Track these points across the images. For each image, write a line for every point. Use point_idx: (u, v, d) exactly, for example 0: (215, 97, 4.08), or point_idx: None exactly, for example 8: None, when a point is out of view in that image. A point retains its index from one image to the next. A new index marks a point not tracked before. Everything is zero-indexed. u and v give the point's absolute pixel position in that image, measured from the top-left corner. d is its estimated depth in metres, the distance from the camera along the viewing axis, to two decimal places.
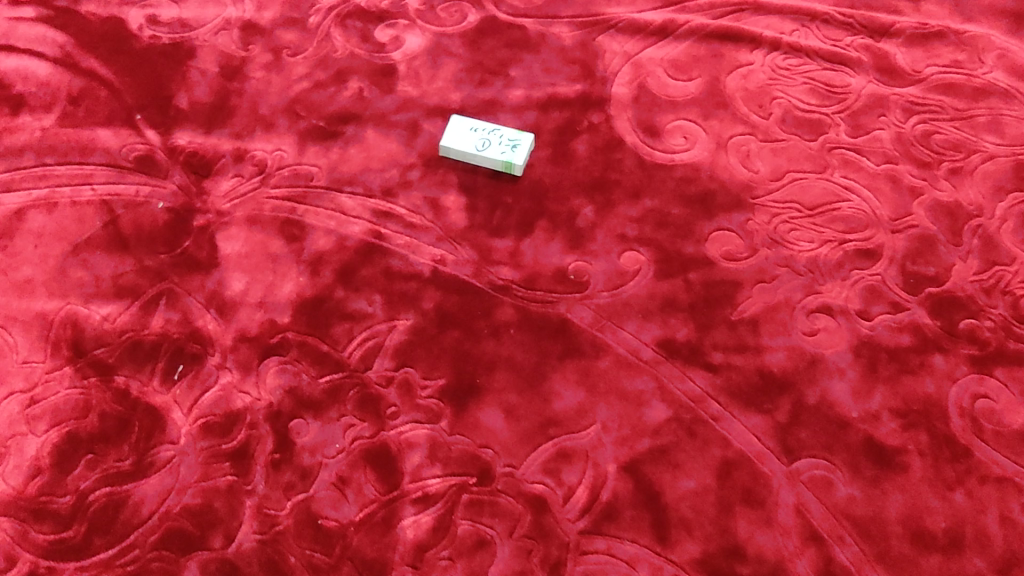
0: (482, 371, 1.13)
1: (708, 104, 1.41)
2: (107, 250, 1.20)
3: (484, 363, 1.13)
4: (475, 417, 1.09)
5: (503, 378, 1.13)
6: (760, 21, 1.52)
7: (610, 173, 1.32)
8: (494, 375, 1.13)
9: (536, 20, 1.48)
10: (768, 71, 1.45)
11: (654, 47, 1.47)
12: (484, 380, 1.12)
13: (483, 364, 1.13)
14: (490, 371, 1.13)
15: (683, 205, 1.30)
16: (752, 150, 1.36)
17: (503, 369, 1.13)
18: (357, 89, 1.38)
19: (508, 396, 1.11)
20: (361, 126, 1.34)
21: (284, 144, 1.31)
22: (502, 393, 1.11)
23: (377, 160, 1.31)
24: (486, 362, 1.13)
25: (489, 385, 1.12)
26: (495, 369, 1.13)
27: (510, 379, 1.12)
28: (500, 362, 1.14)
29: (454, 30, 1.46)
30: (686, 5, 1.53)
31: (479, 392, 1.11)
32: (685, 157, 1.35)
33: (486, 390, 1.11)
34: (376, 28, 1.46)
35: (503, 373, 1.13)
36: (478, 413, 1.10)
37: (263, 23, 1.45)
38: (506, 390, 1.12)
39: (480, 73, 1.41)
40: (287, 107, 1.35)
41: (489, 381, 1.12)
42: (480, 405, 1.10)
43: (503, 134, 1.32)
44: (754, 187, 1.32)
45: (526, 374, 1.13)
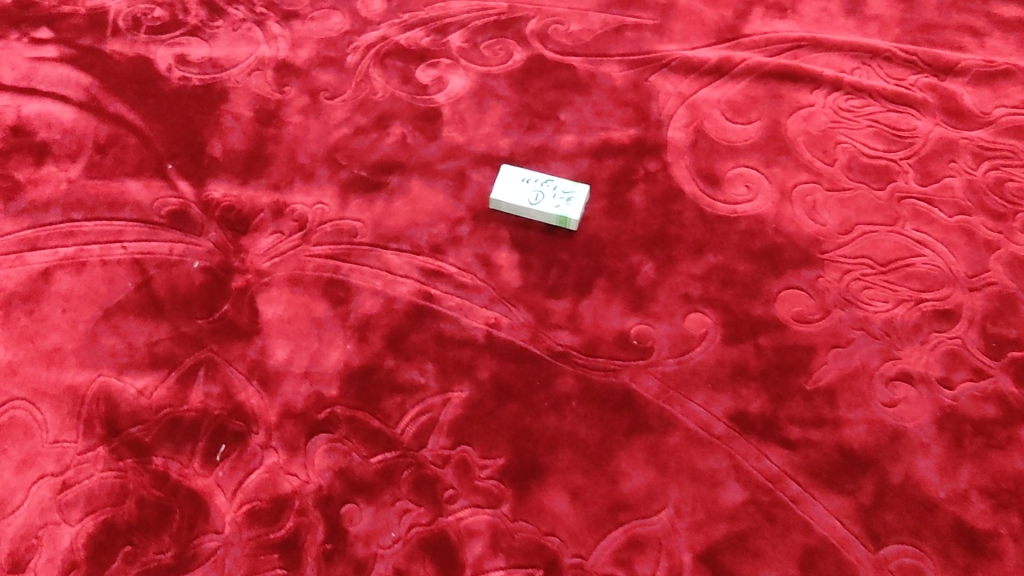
0: (544, 449, 1.05)
1: (769, 149, 1.33)
2: (141, 315, 1.13)
3: (545, 439, 1.06)
4: (539, 500, 1.02)
5: (567, 456, 1.05)
6: (820, 58, 1.44)
7: (670, 227, 1.25)
8: (557, 453, 1.05)
9: (584, 58, 1.41)
10: (830, 113, 1.38)
11: (709, 87, 1.40)
12: (546, 458, 1.05)
13: (545, 440, 1.06)
14: (552, 448, 1.06)
15: (749, 262, 1.22)
16: (818, 201, 1.29)
17: (566, 446, 1.06)
18: (400, 136, 1.30)
19: (573, 476, 1.04)
20: (406, 177, 1.26)
21: (325, 196, 1.24)
22: (566, 474, 1.04)
23: (424, 214, 1.23)
24: (548, 438, 1.06)
25: (552, 464, 1.04)
26: (558, 446, 1.06)
27: (573, 457, 1.05)
28: (563, 438, 1.06)
29: (500, 70, 1.38)
30: (741, 42, 1.45)
31: (542, 472, 1.04)
32: (748, 208, 1.27)
33: (549, 470, 1.04)
34: (417, 68, 1.38)
35: (567, 451, 1.05)
36: (542, 495, 1.03)
37: (299, 63, 1.37)
38: (571, 470, 1.04)
39: (529, 117, 1.33)
40: (327, 156, 1.28)
41: (552, 460, 1.05)
42: (544, 487, 1.03)
43: (557, 186, 1.25)
44: (823, 242, 1.25)
45: (591, 452, 1.06)
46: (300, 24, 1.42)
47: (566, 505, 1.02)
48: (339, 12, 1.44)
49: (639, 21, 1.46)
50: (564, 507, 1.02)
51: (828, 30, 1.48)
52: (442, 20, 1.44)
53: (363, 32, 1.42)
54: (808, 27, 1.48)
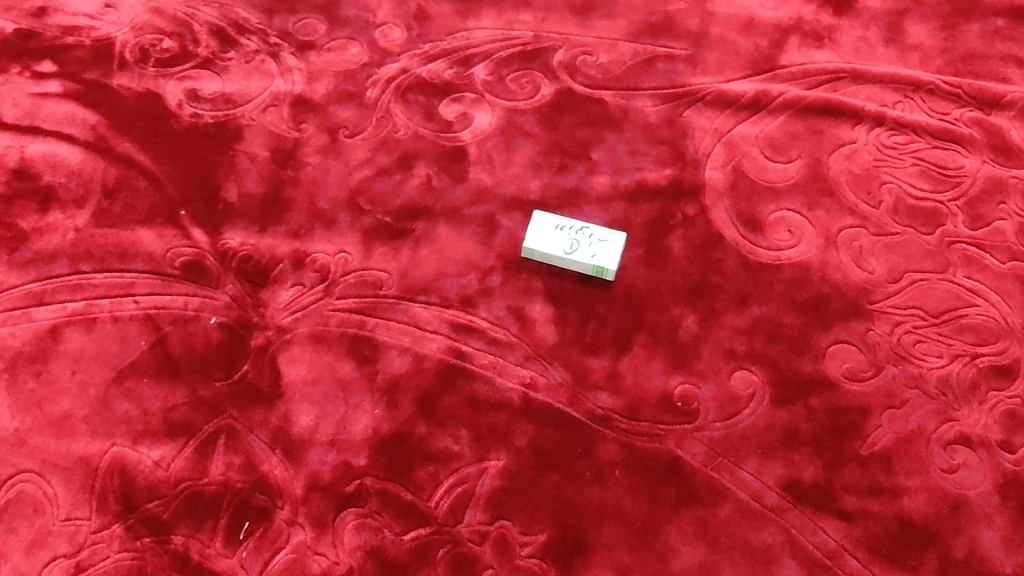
0: (588, 525, 1.00)
1: (812, 191, 1.27)
2: (156, 377, 1.06)
3: (589, 513, 1.00)
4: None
5: (612, 532, 0.99)
6: (860, 91, 1.38)
7: (711, 276, 1.18)
8: (601, 529, 1.00)
9: (615, 92, 1.34)
10: (873, 150, 1.32)
11: (746, 122, 1.33)
12: (591, 534, 0.99)
13: (588, 515, 1.00)
14: (596, 524, 1.00)
15: (795, 313, 1.16)
16: (865, 247, 1.23)
17: (612, 522, 1.00)
18: (425, 177, 1.24)
19: (619, 555, 0.98)
20: (432, 223, 1.20)
21: (348, 244, 1.17)
22: (612, 552, 0.98)
23: (452, 263, 1.17)
24: (593, 512, 1.00)
25: (597, 541, 0.99)
26: (603, 521, 1.00)
27: (619, 533, 0.99)
28: (607, 513, 1.00)
29: (528, 106, 1.32)
30: (777, 73, 1.39)
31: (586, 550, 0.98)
32: (792, 254, 1.21)
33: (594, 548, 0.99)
34: (441, 103, 1.31)
35: (612, 527, 1.00)
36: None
37: (316, 98, 1.30)
38: (616, 548, 0.99)
39: (559, 157, 1.27)
40: (348, 200, 1.21)
41: (597, 537, 0.99)
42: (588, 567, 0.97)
43: (593, 234, 1.18)
44: (871, 292, 1.19)
45: (638, 528, 1.00)
46: (316, 56, 1.35)
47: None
48: (356, 42, 1.37)
49: (670, 52, 1.40)
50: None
51: (868, 60, 1.42)
52: (465, 51, 1.37)
53: (383, 64, 1.35)
54: (847, 57, 1.42)
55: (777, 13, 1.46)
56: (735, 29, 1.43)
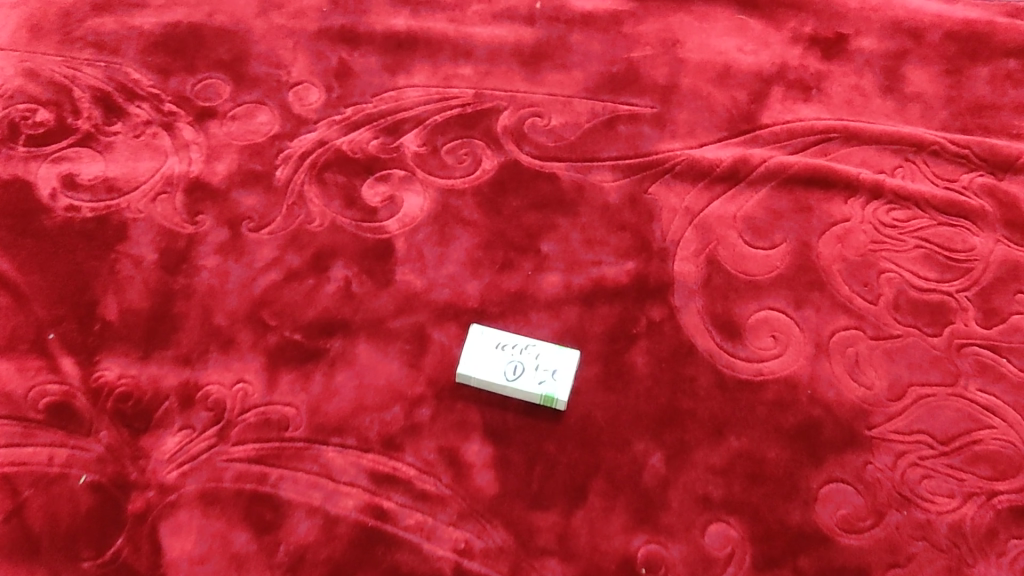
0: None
1: (798, 284, 1.09)
2: (10, 557, 0.88)
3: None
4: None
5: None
6: (854, 154, 1.19)
7: (680, 399, 1.00)
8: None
9: (569, 165, 1.15)
10: (869, 229, 1.14)
11: (722, 199, 1.14)
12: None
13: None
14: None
15: (780, 445, 0.98)
16: (860, 356, 1.05)
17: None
18: (342, 281, 1.04)
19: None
20: (350, 340, 1.01)
21: (248, 371, 0.98)
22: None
23: (374, 392, 0.98)
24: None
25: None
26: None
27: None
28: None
29: (467, 185, 1.13)
30: (758, 135, 1.20)
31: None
32: (776, 367, 1.03)
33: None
34: (363, 184, 1.12)
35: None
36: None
37: (216, 181, 1.11)
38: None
39: (503, 251, 1.08)
40: (250, 313, 1.02)
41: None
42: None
43: (539, 353, 1.00)
44: (868, 414, 1.01)
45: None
46: (218, 126, 1.15)
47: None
48: (265, 106, 1.17)
49: (633, 110, 1.20)
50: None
51: (862, 115, 1.23)
52: (394, 116, 1.17)
53: (296, 134, 1.15)
54: (838, 111, 1.23)
55: (757, 59, 1.27)
56: (708, 79, 1.24)
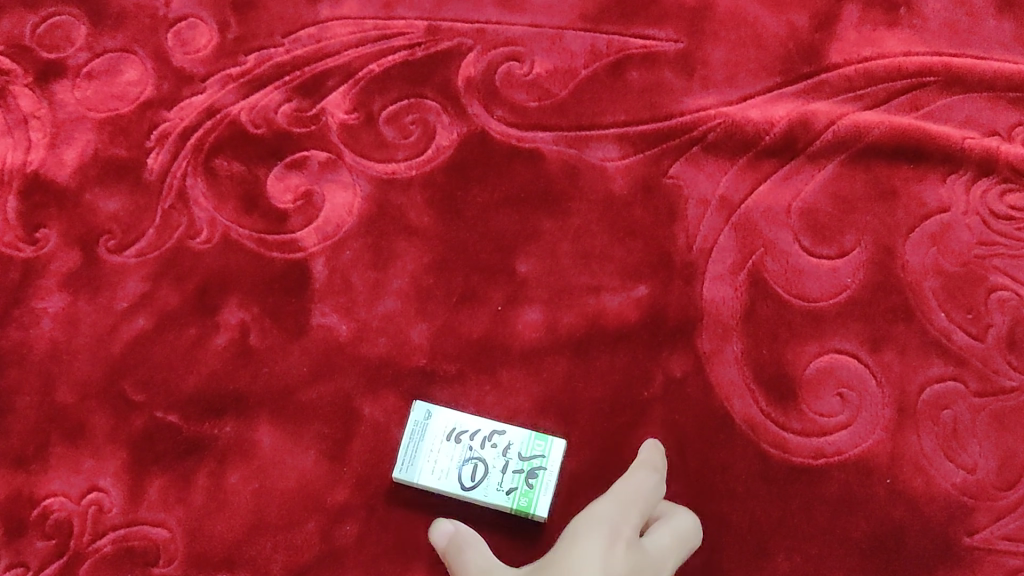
0: (578, 533, 0.56)
1: (876, 314, 0.78)
2: None
3: (581, 519, 0.58)
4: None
5: (626, 553, 0.56)
6: (956, 107, 0.85)
7: (708, 501, 0.72)
8: (616, 543, 0.56)
9: (557, 137, 0.83)
10: (977, 224, 0.81)
11: (771, 182, 0.82)
12: (571, 543, 0.55)
13: (583, 525, 0.57)
14: (570, 538, 0.56)
15: (846, 567, 0.71)
16: (959, 422, 0.75)
17: (625, 542, 0.56)
18: (237, 329, 0.75)
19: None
20: (246, 422, 0.72)
21: (103, 475, 0.71)
22: (610, 565, 0.54)
23: (278, 502, 0.71)
24: (593, 520, 0.57)
25: (587, 547, 0.55)
26: (617, 528, 0.57)
27: (634, 559, 0.56)
28: (622, 526, 0.57)
29: (413, 173, 0.81)
30: (823, 80, 0.86)
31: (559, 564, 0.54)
32: (843, 444, 0.74)
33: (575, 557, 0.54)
34: (270, 174, 0.80)
35: (628, 548, 0.56)
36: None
37: (63, 177, 0.80)
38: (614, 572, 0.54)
39: (463, 277, 0.77)
40: (108, 383, 0.73)
41: (590, 545, 0.55)
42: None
43: (509, 445, 0.70)
44: (969, 515, 0.73)
45: (646, 563, 0.57)
46: (68, 91, 0.83)
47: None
48: (135, 58, 0.85)
49: (649, 48, 0.86)
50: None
51: (970, 46, 0.88)
52: (314, 67, 0.84)
53: (178, 99, 0.83)
54: (936, 40, 0.88)
55: None
56: None
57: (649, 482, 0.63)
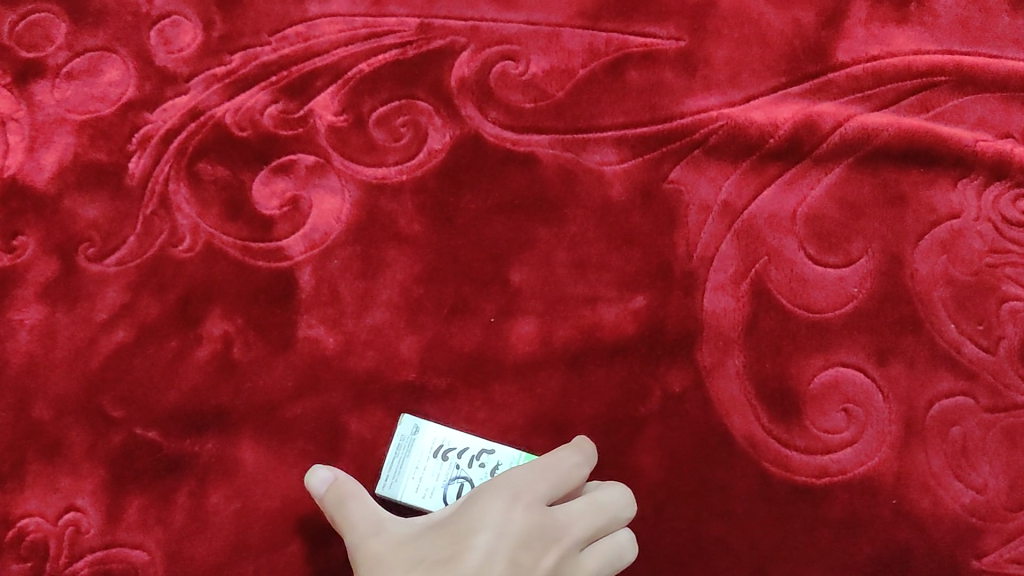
0: (479, 496, 0.55)
1: (883, 326, 0.75)
2: None
3: (488, 483, 0.57)
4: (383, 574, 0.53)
5: (526, 516, 0.55)
6: (968, 108, 0.82)
7: (707, 522, 0.70)
8: (516, 506, 0.55)
9: (553, 139, 0.80)
10: (988, 232, 0.78)
11: (775, 186, 0.79)
12: (471, 506, 0.55)
13: (487, 488, 0.56)
14: (472, 499, 0.56)
15: None
16: (969, 438, 0.73)
17: (527, 505, 0.55)
18: (219, 341, 0.72)
19: (498, 541, 0.53)
20: (228, 438, 0.70)
21: (80, 494, 0.68)
22: (507, 527, 0.53)
23: (260, 523, 0.68)
24: (498, 482, 0.56)
25: (484, 510, 0.54)
26: (522, 492, 0.56)
27: (533, 524, 0.55)
28: (529, 492, 0.56)
29: (404, 177, 0.78)
30: (829, 80, 0.83)
31: (454, 529, 0.53)
32: (847, 462, 0.72)
33: (468, 521, 0.53)
34: (255, 179, 0.77)
35: (529, 513, 0.55)
36: (428, 565, 0.52)
37: (41, 182, 0.77)
38: (507, 536, 0.53)
39: (455, 286, 0.75)
40: (86, 398, 0.71)
41: (486, 506, 0.54)
42: (457, 545, 0.53)
43: (497, 465, 0.66)
44: (977, 536, 0.70)
45: (553, 528, 0.56)
46: (48, 92, 0.81)
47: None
48: (116, 57, 0.82)
49: (649, 46, 0.83)
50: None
51: (983, 43, 0.84)
52: (302, 66, 0.81)
53: (161, 101, 0.80)
54: (947, 38, 0.84)
55: None
56: None
57: (572, 457, 0.61)
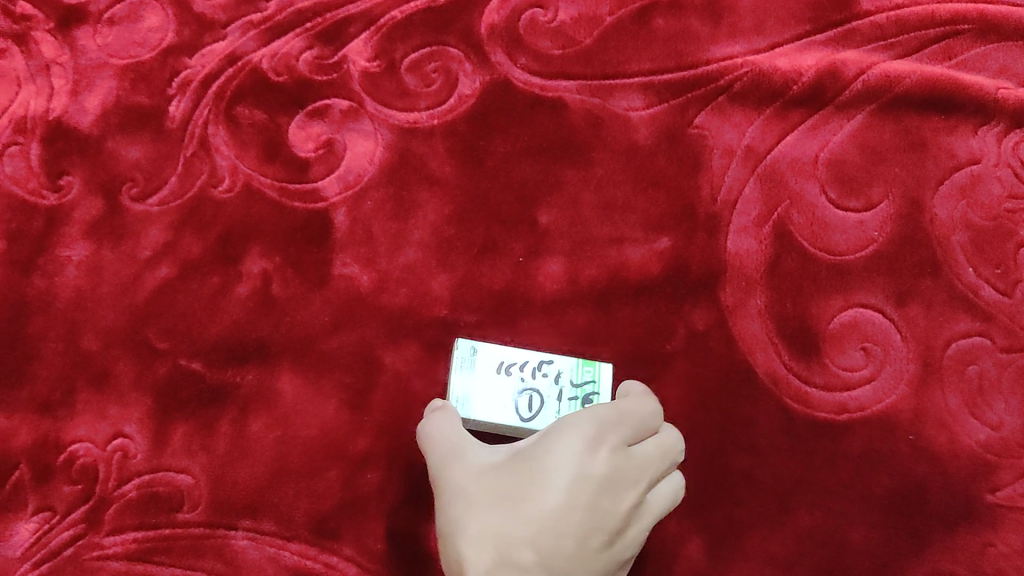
0: (561, 430, 0.56)
1: (903, 269, 0.77)
2: None
3: (570, 417, 0.57)
4: (463, 505, 0.56)
5: (608, 460, 0.56)
6: (991, 55, 0.83)
7: (730, 454, 0.73)
8: (599, 448, 0.56)
9: (582, 85, 0.82)
10: (1009, 177, 0.80)
11: (799, 132, 0.81)
12: (553, 443, 0.55)
13: (570, 424, 0.57)
14: (554, 435, 0.56)
15: (868, 520, 0.71)
16: (986, 377, 0.75)
17: (609, 449, 0.56)
18: (259, 278, 0.75)
19: (578, 486, 0.54)
20: (268, 371, 0.73)
21: (128, 422, 0.72)
22: (587, 472, 0.55)
23: (300, 449, 0.71)
24: (582, 420, 0.57)
25: (568, 452, 0.55)
26: (603, 430, 0.56)
27: (614, 468, 0.56)
28: (608, 429, 0.56)
29: (435, 122, 0.80)
30: (854, 27, 0.84)
31: (536, 469, 0.55)
32: (867, 399, 0.74)
33: (550, 461, 0.55)
34: (292, 123, 0.80)
35: (608, 452, 0.56)
36: (507, 502, 0.55)
37: (85, 124, 0.80)
38: (587, 479, 0.55)
39: (485, 228, 0.77)
40: (131, 331, 0.74)
41: (570, 447, 0.55)
42: (537, 485, 0.54)
43: (560, 374, 0.68)
44: (991, 472, 0.72)
45: (629, 472, 0.57)
46: (90, 36, 0.83)
47: (538, 546, 0.53)
48: (155, 3, 0.84)
49: None
50: (537, 525, 0.53)
51: None
52: (335, 13, 0.83)
53: (199, 46, 0.82)
54: None
55: None
56: None
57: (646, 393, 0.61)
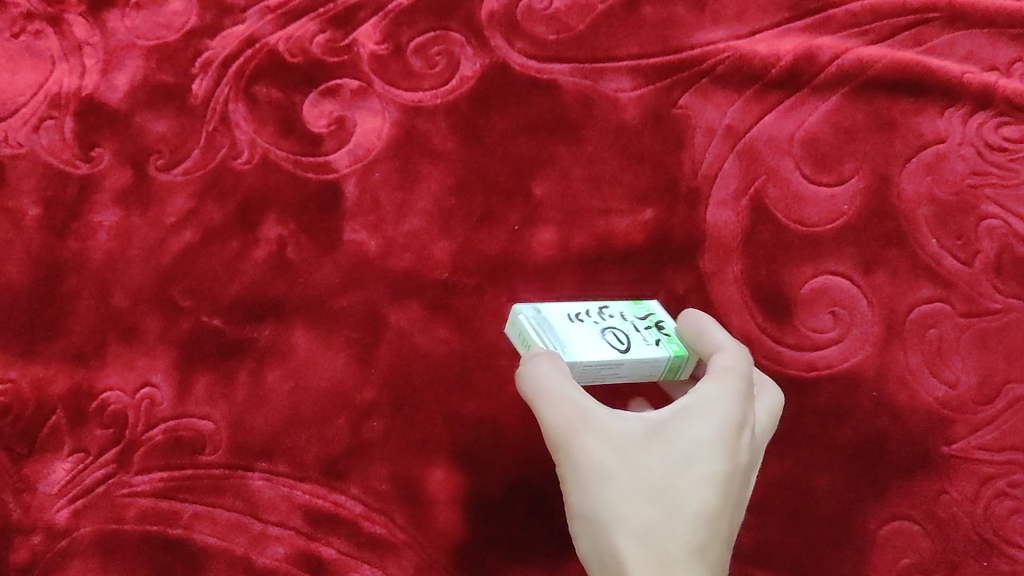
0: (712, 420, 0.59)
1: (869, 239, 0.83)
2: None
3: (715, 397, 0.60)
4: (619, 492, 0.57)
5: (747, 449, 0.60)
6: (959, 42, 0.91)
7: None
8: (743, 437, 0.60)
9: (575, 67, 0.88)
10: (971, 156, 0.87)
11: (776, 112, 0.87)
12: (711, 436, 0.58)
13: (721, 409, 0.59)
14: (705, 419, 0.59)
15: (833, 469, 0.77)
16: (945, 340, 0.81)
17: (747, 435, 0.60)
18: (274, 243, 0.81)
19: (731, 481, 0.59)
20: (283, 327, 0.79)
21: (154, 372, 0.78)
22: (737, 464, 0.59)
23: (311, 399, 0.77)
24: (730, 405, 0.59)
25: (723, 448, 0.58)
26: (744, 418, 0.60)
27: (750, 455, 0.60)
28: (742, 414, 0.60)
29: (439, 101, 0.86)
30: (832, 15, 0.91)
31: (698, 464, 0.58)
32: (834, 357, 0.80)
33: (710, 457, 0.58)
34: (305, 101, 0.86)
35: (746, 441, 0.60)
36: (668, 497, 0.57)
37: (115, 100, 0.85)
38: (736, 473, 0.59)
39: (484, 198, 0.83)
40: (157, 290, 0.80)
41: (726, 440, 0.58)
42: (699, 483, 0.58)
43: (621, 314, 0.68)
44: (948, 425, 0.79)
45: (754, 449, 0.62)
46: (119, 18, 0.89)
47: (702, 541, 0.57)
48: None
49: None
50: (702, 525, 0.57)
51: None
52: None
53: (219, 29, 0.89)
54: None
55: None
56: None
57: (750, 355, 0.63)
